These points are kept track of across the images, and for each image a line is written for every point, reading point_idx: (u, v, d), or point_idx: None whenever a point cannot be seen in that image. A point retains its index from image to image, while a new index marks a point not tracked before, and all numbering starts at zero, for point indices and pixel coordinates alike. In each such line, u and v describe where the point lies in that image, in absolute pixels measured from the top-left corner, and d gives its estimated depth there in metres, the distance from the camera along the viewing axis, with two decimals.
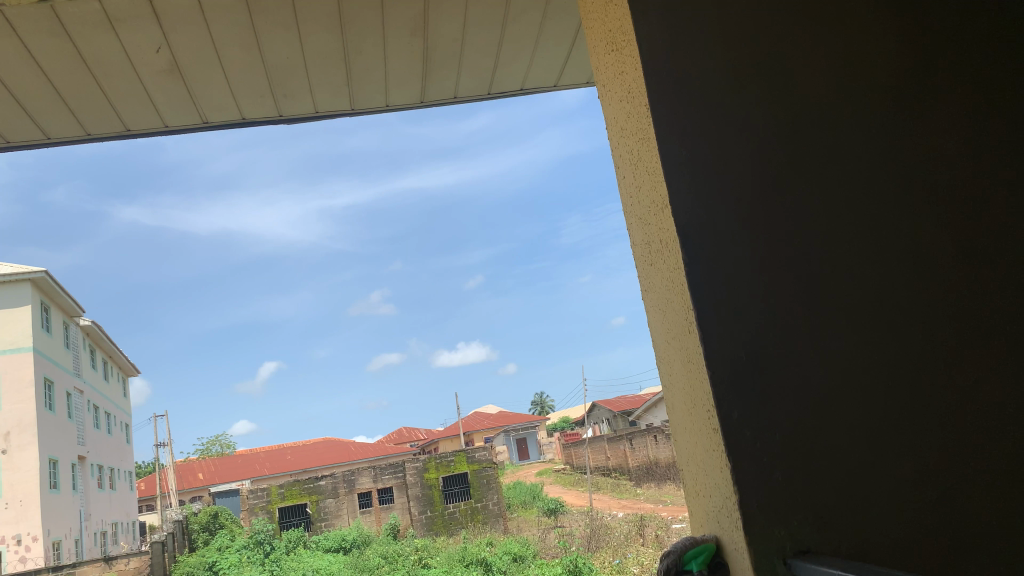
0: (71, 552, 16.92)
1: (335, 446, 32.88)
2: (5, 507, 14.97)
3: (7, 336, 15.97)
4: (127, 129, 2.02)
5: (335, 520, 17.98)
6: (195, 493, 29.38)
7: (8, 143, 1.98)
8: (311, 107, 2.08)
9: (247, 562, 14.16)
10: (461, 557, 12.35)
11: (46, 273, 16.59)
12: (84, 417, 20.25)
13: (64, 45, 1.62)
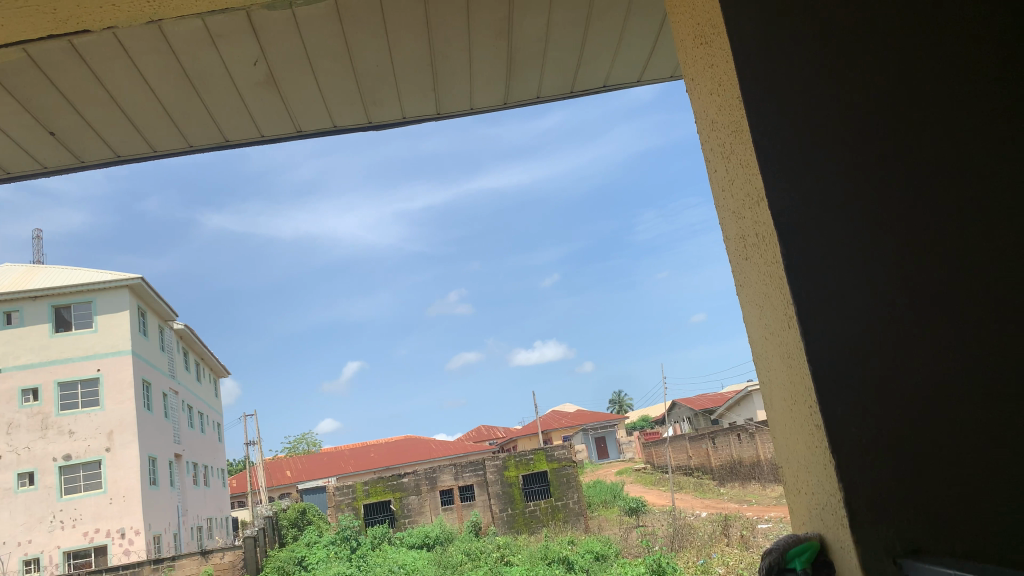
0: (170, 545, 17.70)
1: (416, 443, 33.41)
2: (110, 502, 15.81)
3: (108, 340, 16.80)
4: (226, 140, 2.11)
5: (418, 517, 18.12)
6: (283, 490, 30.31)
7: (118, 157, 2.10)
8: (399, 113, 2.12)
9: (335, 557, 14.53)
10: (542, 555, 12.35)
11: (141, 279, 17.27)
12: (180, 416, 21.18)
13: (170, 61, 1.70)
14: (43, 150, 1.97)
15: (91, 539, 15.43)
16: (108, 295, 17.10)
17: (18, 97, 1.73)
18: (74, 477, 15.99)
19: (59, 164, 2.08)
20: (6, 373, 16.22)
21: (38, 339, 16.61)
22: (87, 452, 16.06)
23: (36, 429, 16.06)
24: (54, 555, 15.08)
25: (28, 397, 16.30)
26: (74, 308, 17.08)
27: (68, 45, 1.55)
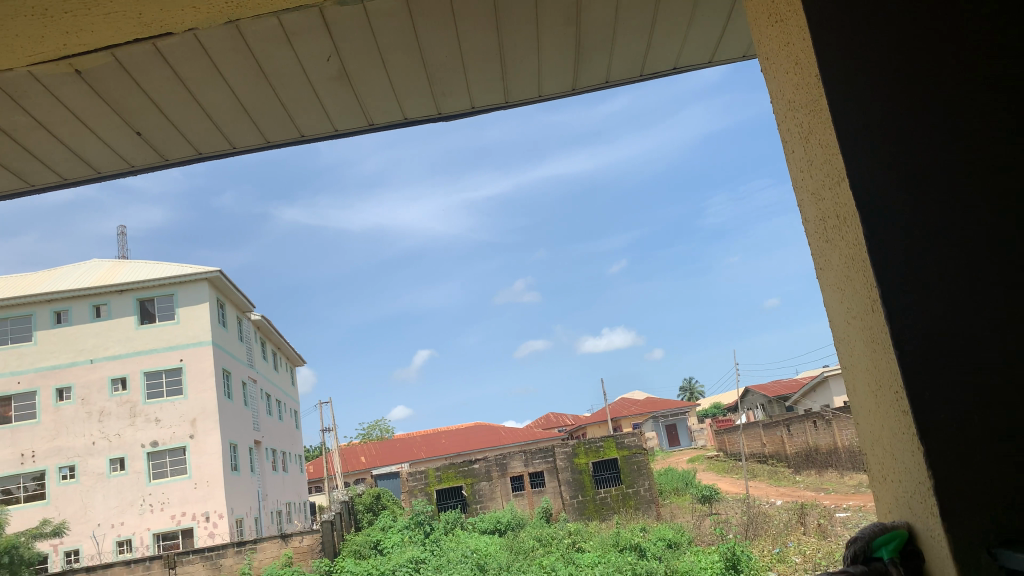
0: (251, 528, 18.32)
1: (486, 430, 33.72)
2: (195, 487, 16.40)
3: (190, 331, 17.43)
4: (301, 135, 2.16)
5: (489, 502, 18.27)
6: (358, 475, 31.06)
7: (198, 154, 2.17)
8: (468, 103, 2.14)
9: (410, 541, 14.83)
10: (614, 541, 12.39)
11: (220, 272, 17.84)
12: (258, 404, 21.88)
13: (248, 61, 1.76)
14: (131, 149, 2.06)
15: (178, 522, 16.09)
16: (188, 288, 17.72)
17: (107, 100, 1.81)
18: (161, 463, 16.70)
19: (145, 163, 2.17)
20: (99, 364, 17.24)
21: (125, 331, 17.45)
22: (172, 439, 16.73)
23: (126, 416, 16.90)
24: (144, 537, 15.90)
25: (118, 386, 17.17)
26: (157, 301, 17.77)
27: (153, 48, 1.62)
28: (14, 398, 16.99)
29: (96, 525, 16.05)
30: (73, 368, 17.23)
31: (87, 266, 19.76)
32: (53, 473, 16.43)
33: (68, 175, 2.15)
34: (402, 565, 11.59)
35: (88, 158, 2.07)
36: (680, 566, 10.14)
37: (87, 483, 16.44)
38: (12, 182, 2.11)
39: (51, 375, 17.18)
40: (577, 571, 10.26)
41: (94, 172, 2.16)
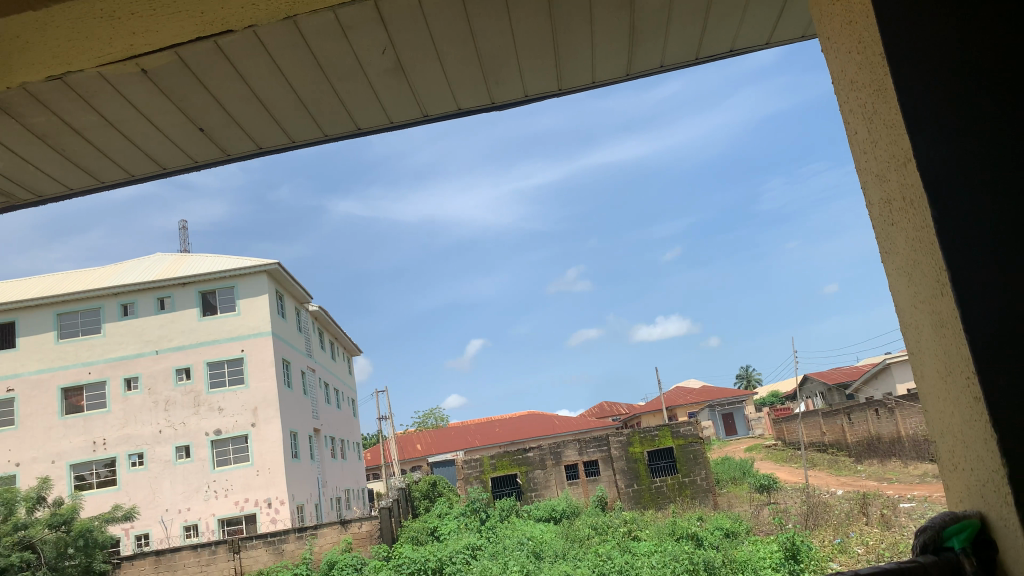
0: (311, 514, 18.75)
1: (540, 419, 33.80)
2: (257, 473, 16.81)
3: (250, 322, 17.85)
4: (357, 128, 2.19)
5: (544, 491, 18.32)
6: (415, 463, 31.46)
7: (259, 149, 2.22)
8: (522, 91, 2.14)
9: (466, 528, 14.97)
10: (670, 530, 12.30)
11: (278, 264, 18.20)
12: (317, 393, 22.33)
13: (304, 56, 1.79)
14: (193, 145, 2.12)
15: (241, 508, 16.54)
16: (248, 280, 18.11)
17: (172, 99, 1.87)
18: (224, 451, 17.16)
19: (208, 159, 2.23)
20: (165, 354, 17.80)
21: (189, 322, 17.98)
22: (235, 427, 17.17)
23: (190, 405, 17.43)
24: (210, 522, 16.41)
25: (182, 376, 17.70)
26: (219, 293, 18.21)
27: (215, 46, 1.67)
28: (86, 387, 17.66)
29: (164, 511, 16.63)
30: (140, 358, 17.82)
31: (152, 260, 20.36)
32: (123, 460, 17.05)
33: (135, 171, 2.22)
34: (459, 551, 11.72)
35: (155, 154, 2.13)
36: (738, 556, 10.04)
37: (155, 470, 17.03)
38: (84, 180, 2.19)
39: (119, 366, 17.79)
40: (633, 559, 10.24)
41: (159, 169, 2.23)
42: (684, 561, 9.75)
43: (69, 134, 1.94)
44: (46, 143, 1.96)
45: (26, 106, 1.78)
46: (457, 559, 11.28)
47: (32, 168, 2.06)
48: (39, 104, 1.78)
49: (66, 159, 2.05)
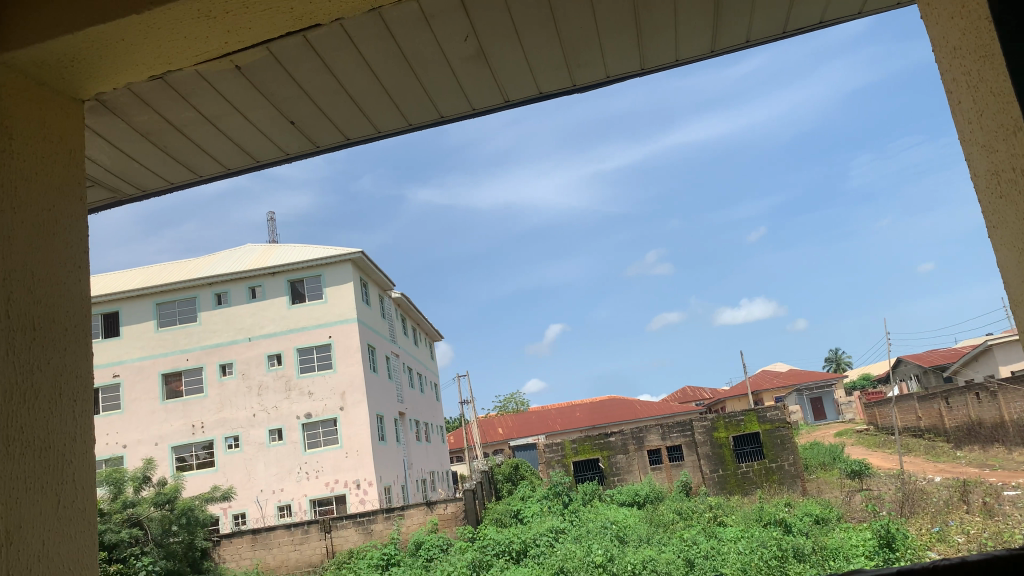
0: (398, 496, 19.23)
1: (621, 403, 33.67)
2: (346, 456, 17.30)
3: (336, 310, 18.34)
4: (441, 116, 2.22)
5: (626, 475, 18.24)
6: (497, 447, 31.84)
7: (347, 140, 2.28)
8: (604, 72, 2.13)
9: (549, 511, 15.08)
10: (757, 516, 12.13)
11: (362, 253, 18.61)
12: (401, 378, 22.80)
13: (390, 46, 1.82)
14: (285, 138, 2.19)
15: (332, 489, 17.09)
16: (334, 268, 18.61)
17: (264, 93, 1.94)
18: (315, 434, 17.73)
19: (299, 151, 2.30)
20: (257, 341, 18.51)
21: (278, 310, 18.63)
22: (325, 410, 17.73)
23: (282, 390, 18.10)
24: (302, 502, 17.03)
25: (274, 361, 18.38)
26: (307, 281, 18.78)
27: (304, 40, 1.72)
28: (185, 373, 18.54)
29: (259, 491, 17.36)
30: (233, 345, 18.58)
31: (242, 250, 21.16)
32: (220, 442, 17.85)
33: (231, 165, 2.31)
34: (542, 533, 11.84)
35: (248, 148, 2.21)
36: (828, 543, 9.83)
37: (250, 452, 17.78)
38: (183, 174, 2.30)
39: (214, 353, 18.59)
40: (719, 544, 10.13)
41: (253, 161, 2.31)
42: (772, 547, 9.58)
43: (171, 131, 2.04)
44: (149, 141, 2.07)
45: (131, 105, 1.89)
46: (541, 542, 11.42)
47: (137, 165, 2.18)
48: (143, 103, 1.89)
49: (168, 155, 2.17)
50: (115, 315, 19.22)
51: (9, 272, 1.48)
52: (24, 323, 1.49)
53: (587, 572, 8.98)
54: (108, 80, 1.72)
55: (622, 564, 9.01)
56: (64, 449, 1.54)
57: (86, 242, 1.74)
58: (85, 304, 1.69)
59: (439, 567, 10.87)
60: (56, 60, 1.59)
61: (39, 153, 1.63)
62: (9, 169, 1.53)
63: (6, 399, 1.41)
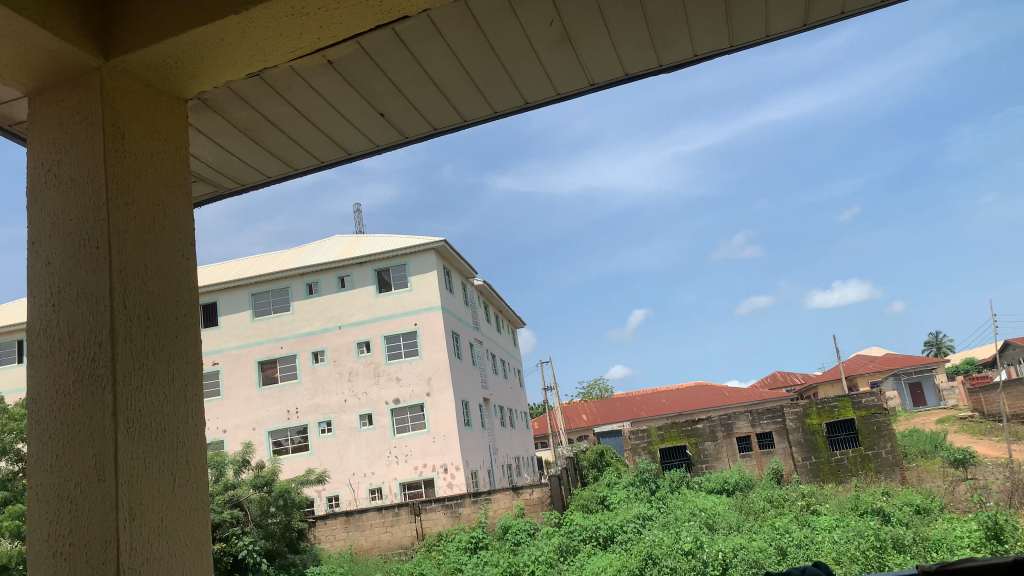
0: (485, 480, 19.51)
1: (708, 389, 33.14)
2: (434, 440, 17.63)
3: (421, 298, 18.65)
4: (527, 102, 2.23)
5: (715, 463, 17.92)
6: (582, 433, 31.86)
7: (435, 129, 2.31)
8: (690, 51, 2.09)
9: (636, 498, 15.01)
10: (853, 505, 11.77)
11: (445, 242, 18.85)
12: (486, 365, 23.07)
13: (475, 35, 1.84)
14: (374, 130, 2.24)
15: (421, 472, 17.49)
16: (418, 258, 18.94)
17: (355, 87, 1.99)
18: (403, 419, 18.13)
19: (388, 143, 2.36)
20: (347, 329, 19.04)
21: (366, 299, 19.11)
22: (412, 396, 18.11)
23: (371, 375, 18.58)
24: (393, 485, 17.49)
25: (363, 349, 18.88)
26: (393, 271, 19.19)
27: (393, 33, 1.76)
28: (280, 361, 19.24)
29: (351, 474, 17.90)
30: (325, 333, 19.17)
31: (331, 242, 21.78)
32: (314, 427, 18.47)
33: (324, 158, 2.38)
34: (629, 520, 11.79)
35: (339, 140, 2.27)
36: (930, 534, 9.46)
37: (343, 437, 18.31)
38: (279, 167, 2.38)
39: (307, 340, 19.23)
40: (813, 533, 9.87)
41: (345, 154, 2.38)
42: (869, 537, 9.27)
43: (267, 127, 2.12)
44: (248, 136, 2.15)
45: (230, 102, 1.97)
46: (628, 528, 11.37)
47: (236, 161, 2.27)
48: (240, 100, 1.96)
49: (265, 150, 2.25)
50: (214, 306, 20.12)
51: (125, 264, 1.58)
52: (138, 312, 1.58)
53: (677, 559, 8.91)
54: (207, 79, 1.79)
55: (712, 552, 8.89)
56: (176, 431, 1.62)
57: (192, 236, 1.82)
58: (193, 295, 1.77)
59: (527, 550, 10.98)
60: (160, 60, 1.67)
61: (150, 152, 1.72)
62: (122, 164, 1.63)
63: (125, 383, 1.50)
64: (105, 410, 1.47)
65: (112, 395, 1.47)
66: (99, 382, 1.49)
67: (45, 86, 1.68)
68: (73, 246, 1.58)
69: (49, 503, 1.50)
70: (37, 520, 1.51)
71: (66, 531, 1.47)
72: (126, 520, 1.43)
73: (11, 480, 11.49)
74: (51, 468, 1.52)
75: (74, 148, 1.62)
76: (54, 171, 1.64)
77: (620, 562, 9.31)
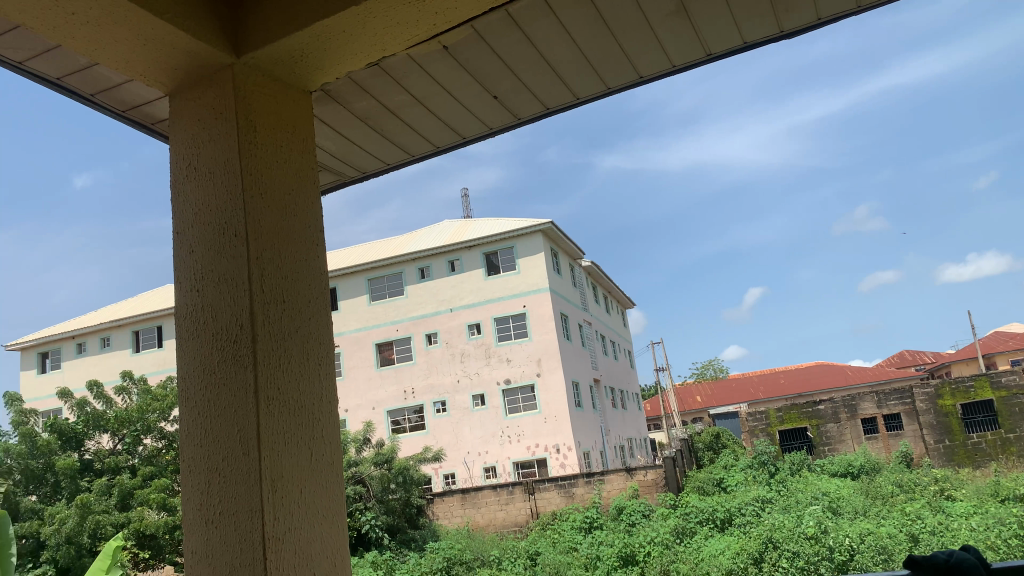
0: (598, 460, 19.53)
1: (830, 369, 31.84)
2: (546, 421, 17.76)
3: (530, 280, 18.76)
4: (641, 76, 2.19)
5: (838, 445, 17.24)
6: (696, 414, 31.35)
7: (548, 110, 2.31)
8: (814, 15, 2.00)
9: (755, 481, 14.65)
10: (993, 491, 11.10)
11: (552, 223, 18.86)
12: (595, 345, 23.01)
13: (589, 12, 1.83)
14: (488, 113, 2.27)
15: (533, 452, 17.68)
16: (526, 240, 19.05)
17: (471, 71, 2.02)
18: (515, 399, 18.35)
19: (502, 125, 2.37)
20: (458, 312, 19.41)
21: (476, 282, 19.40)
22: (523, 376, 18.29)
23: (483, 357, 18.90)
24: (506, 464, 17.77)
25: (474, 331, 19.20)
26: (501, 253, 19.40)
27: (506, 15, 1.77)
28: (395, 343, 19.84)
29: (466, 453, 18.31)
30: (437, 316, 19.61)
31: (442, 227, 22.21)
32: (429, 407, 18.95)
33: (440, 143, 2.42)
34: (748, 503, 11.51)
35: (454, 124, 2.31)
36: None
37: (457, 416, 18.73)
38: (397, 154, 2.45)
39: (421, 323, 19.75)
40: (948, 520, 9.37)
41: (460, 138, 2.41)
42: (1011, 525, 8.72)
43: (386, 114, 2.18)
44: (368, 125, 2.22)
45: (352, 92, 2.04)
46: (747, 511, 11.12)
47: (357, 149, 2.36)
48: (361, 89, 2.03)
49: (384, 137, 2.31)
50: (332, 291, 20.97)
51: (261, 250, 1.66)
52: (274, 295, 1.67)
53: (800, 544, 8.65)
54: (331, 71, 1.86)
55: (839, 538, 8.55)
56: (311, 409, 1.70)
57: (321, 224, 1.90)
58: (323, 280, 1.85)
59: (642, 531, 10.95)
60: (287, 55, 1.74)
61: (281, 145, 1.80)
62: (255, 156, 1.71)
63: (264, 362, 1.59)
64: (248, 387, 1.57)
65: (253, 374, 1.56)
66: (241, 362, 1.59)
67: (184, 85, 1.79)
68: (214, 234, 1.68)
69: (200, 474, 1.61)
70: (190, 490, 1.62)
71: (216, 502, 1.57)
72: (270, 493, 1.52)
73: (157, 456, 12.49)
74: (200, 442, 1.63)
75: (212, 142, 1.72)
76: (195, 165, 1.74)
77: (739, 545, 9.14)
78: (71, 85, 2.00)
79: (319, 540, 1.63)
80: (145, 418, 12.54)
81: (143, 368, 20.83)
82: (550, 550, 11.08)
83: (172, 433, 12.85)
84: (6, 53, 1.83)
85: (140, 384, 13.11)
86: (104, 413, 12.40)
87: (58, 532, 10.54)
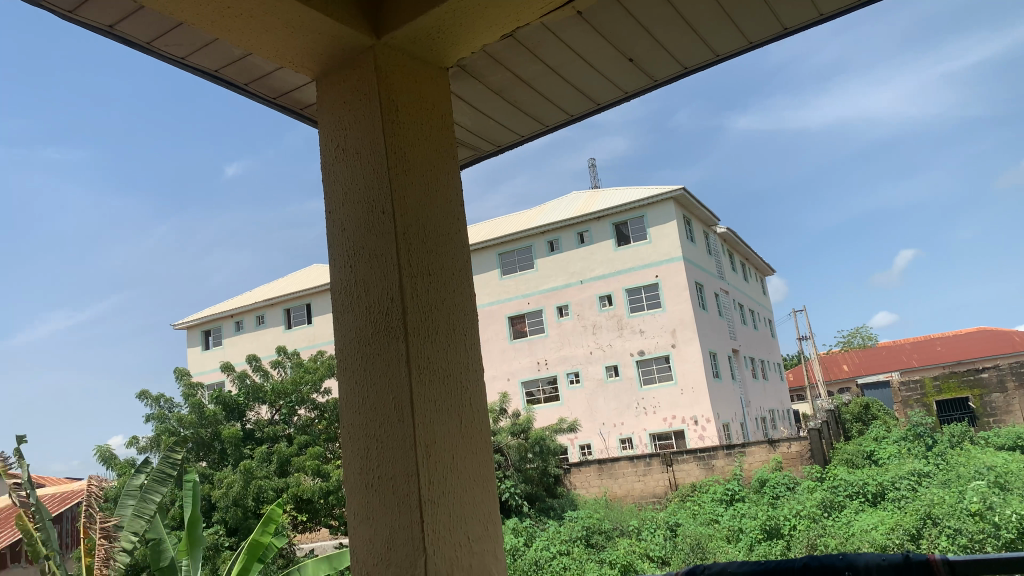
0: (738, 432, 19.08)
1: (995, 334, 29.51)
2: (682, 392, 17.49)
3: (661, 250, 18.43)
4: (785, 28, 2.08)
5: (1005, 416, 15.95)
6: (843, 384, 30.03)
7: (687, 69, 2.24)
8: None
9: (909, 454, 13.81)
10: None
11: (683, 190, 18.39)
12: (733, 314, 22.39)
13: None
14: (623, 76, 2.23)
15: (670, 424, 17.57)
16: (657, 208, 18.70)
17: (605, 35, 1.99)
18: (649, 370, 18.16)
19: (637, 88, 2.32)
20: (588, 284, 19.39)
21: (606, 253, 19.28)
22: (657, 348, 18.06)
23: (615, 328, 18.81)
24: (642, 436, 17.75)
25: (606, 302, 19.11)
26: (631, 223, 19.15)
27: None
28: (528, 315, 20.10)
29: (602, 424, 18.40)
30: (568, 288, 19.68)
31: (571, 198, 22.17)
32: (563, 378, 19.13)
33: (573, 111, 2.41)
34: (902, 477, 10.90)
35: (588, 90, 2.28)
36: None
37: (591, 387, 18.79)
38: (531, 125, 2.45)
39: (552, 296, 19.89)
40: None
41: (594, 105, 2.39)
42: None
43: (520, 85, 2.18)
44: (503, 97, 2.24)
45: (486, 65, 2.05)
46: (902, 485, 10.54)
47: (493, 123, 2.38)
48: (495, 62, 2.04)
49: (519, 109, 2.33)
50: None
51: (407, 225, 1.72)
52: (421, 270, 1.72)
53: (963, 520, 8.14)
54: (466, 45, 1.88)
55: (1006, 513, 7.97)
56: (460, 379, 1.75)
57: (462, 198, 1.93)
58: (465, 255, 1.88)
59: (786, 504, 10.62)
60: (424, 32, 1.78)
61: (422, 123, 1.84)
62: (398, 134, 1.76)
63: (414, 335, 1.65)
64: (401, 358, 1.62)
65: (405, 344, 1.62)
66: (393, 334, 1.65)
67: (328, 69, 1.86)
68: (363, 211, 1.75)
69: (359, 440, 1.70)
70: (351, 456, 1.71)
71: (375, 466, 1.65)
72: (425, 459, 1.58)
73: (310, 425, 13.30)
74: (358, 409, 1.71)
75: (358, 123, 1.79)
76: (342, 145, 1.82)
77: (892, 521, 8.73)
78: (228, 77, 2.13)
79: (471, 504, 1.68)
80: (299, 390, 13.40)
81: (295, 344, 22.07)
82: (691, 522, 10.96)
83: (322, 404, 13.65)
84: (170, 50, 1.97)
85: (293, 357, 14.03)
86: (263, 386, 13.28)
87: (227, 495, 11.32)
